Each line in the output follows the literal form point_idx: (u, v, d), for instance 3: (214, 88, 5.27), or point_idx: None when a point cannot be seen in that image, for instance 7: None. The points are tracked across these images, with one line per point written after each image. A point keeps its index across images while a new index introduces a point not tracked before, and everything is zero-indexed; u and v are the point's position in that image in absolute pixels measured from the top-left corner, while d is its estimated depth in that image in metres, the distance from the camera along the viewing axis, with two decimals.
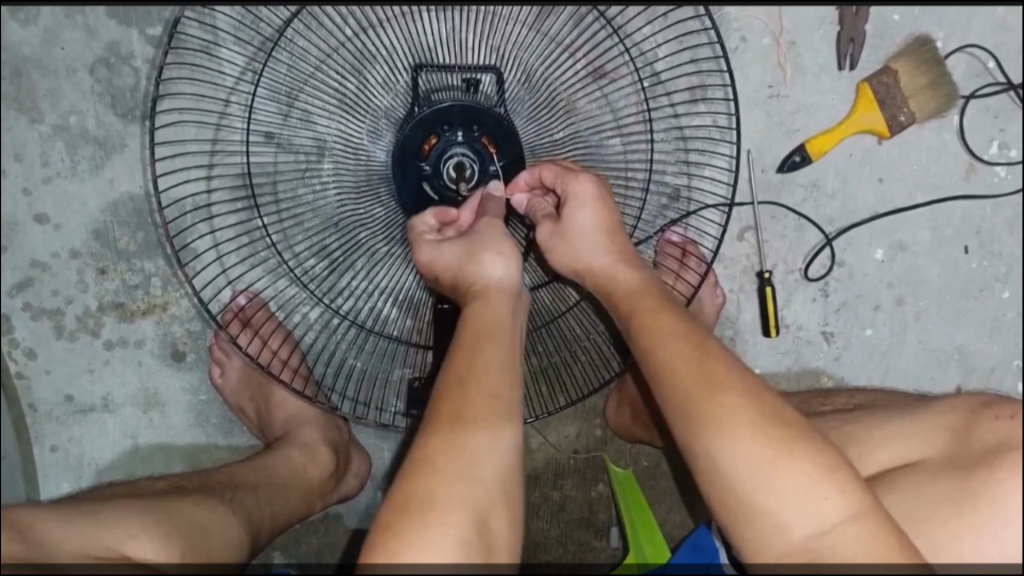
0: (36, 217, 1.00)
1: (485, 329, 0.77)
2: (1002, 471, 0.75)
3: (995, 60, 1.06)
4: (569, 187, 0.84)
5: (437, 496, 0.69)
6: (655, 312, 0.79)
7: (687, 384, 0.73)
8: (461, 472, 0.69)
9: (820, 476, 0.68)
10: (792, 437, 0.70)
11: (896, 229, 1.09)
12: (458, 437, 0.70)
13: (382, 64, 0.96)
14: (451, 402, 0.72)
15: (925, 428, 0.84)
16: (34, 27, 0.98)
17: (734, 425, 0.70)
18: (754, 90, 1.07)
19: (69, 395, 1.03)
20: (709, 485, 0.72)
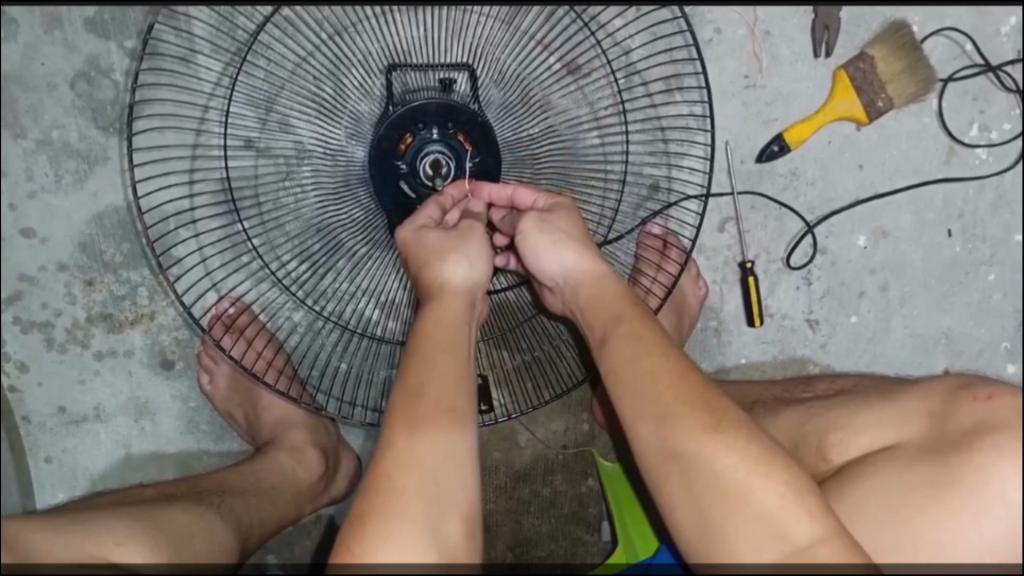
0: (22, 231, 1.02)
1: (440, 344, 0.77)
2: (981, 454, 0.76)
3: (972, 42, 1.06)
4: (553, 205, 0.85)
5: (403, 496, 0.70)
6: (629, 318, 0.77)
7: (669, 399, 0.72)
8: (421, 488, 0.70)
9: (792, 502, 0.69)
10: (771, 467, 0.70)
11: (878, 214, 1.09)
12: (420, 441, 0.72)
13: (356, 67, 0.97)
14: (405, 421, 0.72)
15: (905, 414, 0.84)
16: (13, 44, 0.99)
17: (722, 440, 0.70)
18: (730, 82, 1.07)
19: (62, 406, 1.05)
20: (680, 498, 0.71)
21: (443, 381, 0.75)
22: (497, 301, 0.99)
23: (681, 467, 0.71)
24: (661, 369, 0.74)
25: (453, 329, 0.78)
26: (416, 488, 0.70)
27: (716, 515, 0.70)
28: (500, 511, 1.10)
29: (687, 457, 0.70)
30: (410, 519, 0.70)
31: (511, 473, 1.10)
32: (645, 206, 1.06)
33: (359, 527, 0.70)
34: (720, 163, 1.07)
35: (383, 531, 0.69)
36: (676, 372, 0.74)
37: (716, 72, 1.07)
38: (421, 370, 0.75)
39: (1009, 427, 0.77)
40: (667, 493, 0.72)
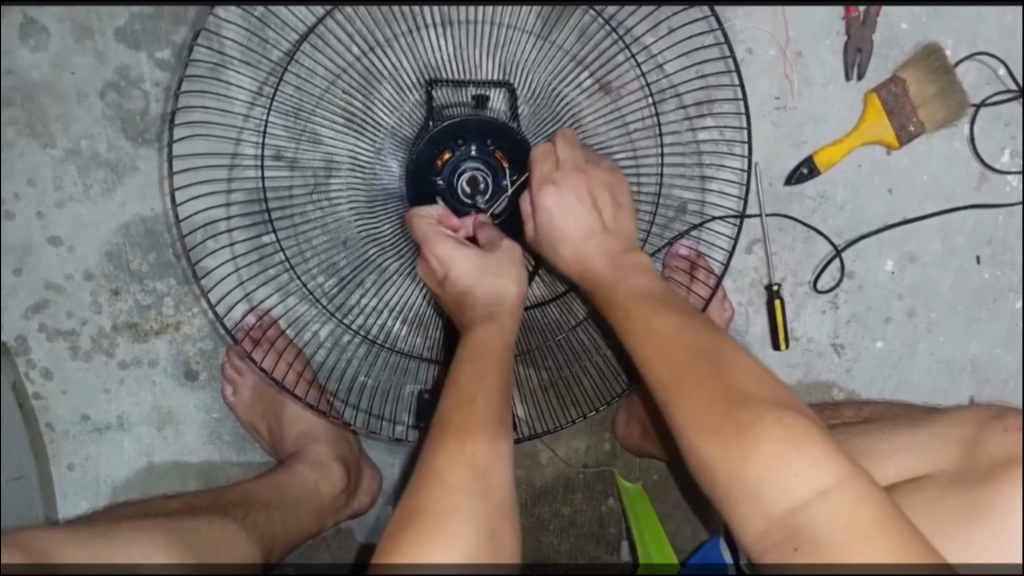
0: (50, 239, 1.02)
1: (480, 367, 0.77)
2: (1010, 487, 0.74)
3: (1005, 67, 1.05)
4: (541, 194, 0.85)
5: (451, 494, 0.69)
6: (642, 307, 0.80)
7: (679, 366, 0.75)
8: (470, 489, 0.69)
9: (800, 441, 0.68)
10: (784, 424, 0.69)
11: (906, 239, 1.08)
12: (469, 443, 0.71)
13: (391, 81, 0.96)
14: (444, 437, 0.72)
15: (928, 444, 0.84)
16: (46, 53, 1.00)
17: (765, 432, 0.69)
18: (761, 102, 1.06)
19: (85, 415, 1.05)
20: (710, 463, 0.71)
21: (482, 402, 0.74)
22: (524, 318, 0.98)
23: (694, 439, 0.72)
24: (672, 339, 0.76)
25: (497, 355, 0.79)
26: (465, 486, 0.69)
27: (725, 466, 0.70)
28: (519, 529, 1.10)
29: (696, 424, 0.72)
30: (459, 518, 0.68)
31: (531, 491, 1.10)
32: (678, 221, 1.04)
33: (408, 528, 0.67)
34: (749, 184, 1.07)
35: (433, 531, 0.67)
36: (688, 336, 0.76)
37: (747, 93, 1.06)
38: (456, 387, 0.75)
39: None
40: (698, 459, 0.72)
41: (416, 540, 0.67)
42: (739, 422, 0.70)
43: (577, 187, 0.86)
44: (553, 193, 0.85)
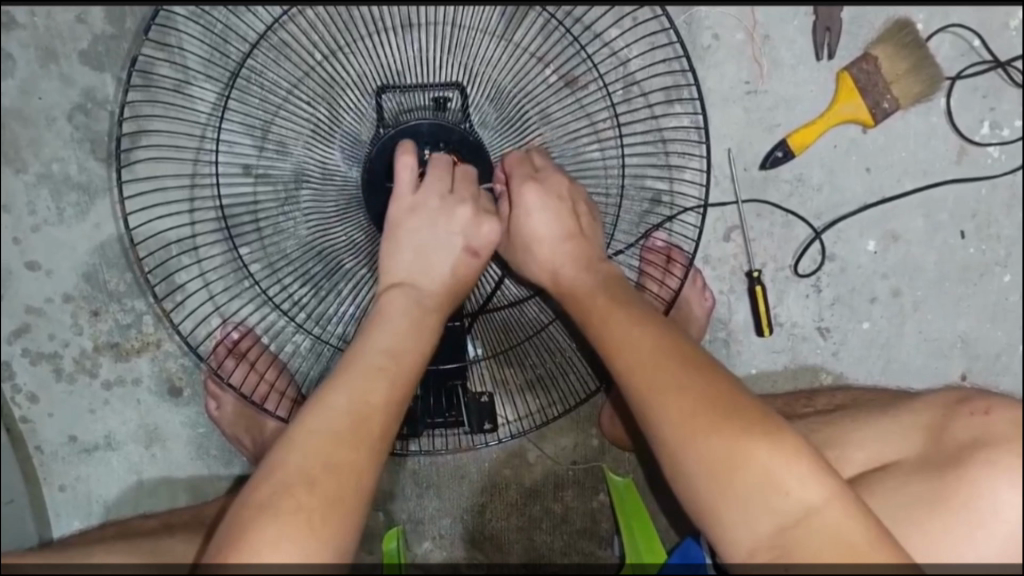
0: (28, 264, 1.03)
1: (398, 364, 0.79)
2: (972, 471, 0.75)
3: (980, 38, 1.03)
4: (519, 192, 0.86)
5: (338, 409, 0.76)
6: (616, 315, 0.81)
7: (656, 373, 0.76)
8: (352, 406, 0.76)
9: (788, 461, 0.71)
10: (771, 446, 0.72)
11: (887, 218, 1.07)
12: (369, 382, 0.77)
13: (348, 88, 0.96)
14: (342, 429, 0.74)
15: (897, 428, 0.82)
16: (11, 79, 1.00)
17: (745, 446, 0.72)
18: (730, 88, 1.05)
19: (72, 435, 1.06)
20: (694, 472, 0.73)
21: (388, 406, 0.77)
22: (502, 317, 0.97)
23: (676, 465, 0.74)
24: (647, 347, 0.77)
25: (414, 356, 0.81)
26: (350, 404, 0.76)
27: (711, 486, 0.72)
28: (511, 528, 1.10)
29: (676, 437, 0.74)
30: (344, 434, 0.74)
31: (521, 490, 1.10)
32: (648, 218, 1.05)
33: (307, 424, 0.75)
34: (723, 171, 1.06)
35: (319, 430, 0.75)
36: (663, 348, 0.77)
37: (717, 78, 1.05)
38: (364, 384, 0.77)
39: (999, 441, 0.75)
40: (681, 468, 0.74)
41: (304, 434, 0.74)
42: (722, 437, 0.72)
43: (552, 191, 0.87)
44: (530, 190, 0.85)
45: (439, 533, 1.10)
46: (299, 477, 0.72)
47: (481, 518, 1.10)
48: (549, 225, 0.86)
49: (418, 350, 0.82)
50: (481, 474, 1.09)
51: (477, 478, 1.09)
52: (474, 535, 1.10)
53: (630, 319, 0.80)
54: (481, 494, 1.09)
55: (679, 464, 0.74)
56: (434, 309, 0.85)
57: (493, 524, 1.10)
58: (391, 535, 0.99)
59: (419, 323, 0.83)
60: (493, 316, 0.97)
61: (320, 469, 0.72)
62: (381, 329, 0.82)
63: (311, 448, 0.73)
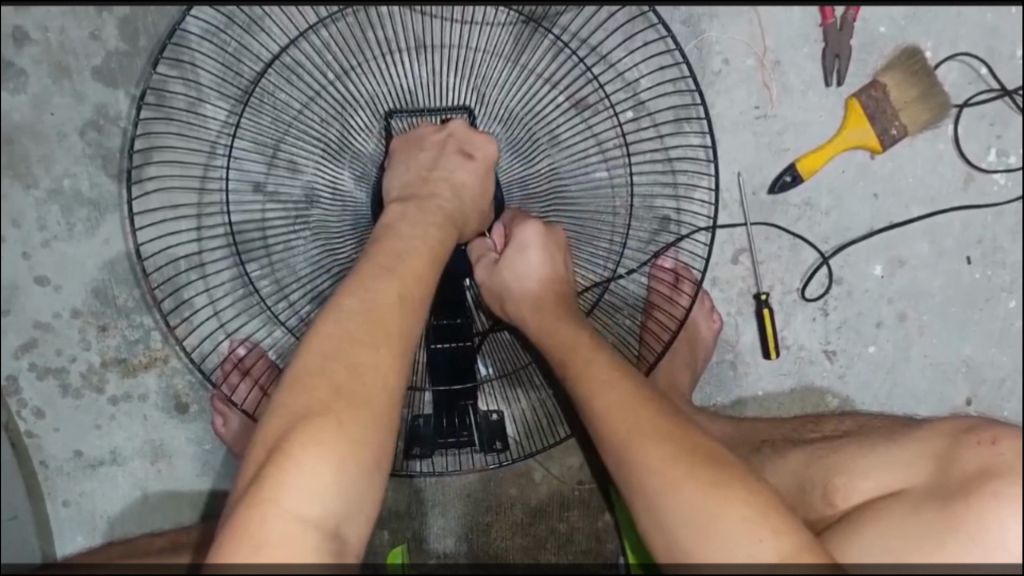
0: (37, 278, 1.03)
1: (409, 262, 0.76)
2: (984, 501, 0.74)
3: (987, 66, 1.04)
4: (515, 229, 0.88)
5: (352, 317, 0.71)
6: (595, 355, 0.80)
7: (643, 416, 0.75)
8: (370, 316, 0.72)
9: (761, 517, 0.68)
10: (737, 498, 0.69)
11: (895, 243, 1.07)
12: (384, 288, 0.73)
13: (358, 107, 0.96)
14: (360, 333, 0.71)
15: (906, 458, 0.82)
16: (24, 95, 1.00)
17: (723, 494, 0.69)
18: (740, 113, 1.05)
19: (78, 451, 1.05)
20: (672, 503, 0.70)
21: (401, 298, 0.74)
22: (510, 337, 0.98)
23: (656, 503, 0.71)
24: (626, 396, 0.76)
25: (428, 263, 0.77)
26: (368, 312, 0.72)
27: (686, 517, 0.69)
28: (515, 548, 1.10)
29: (654, 473, 0.71)
30: (363, 335, 0.71)
31: (526, 509, 1.09)
32: (658, 237, 1.06)
33: (326, 343, 0.70)
34: (731, 195, 1.06)
35: (344, 342, 0.70)
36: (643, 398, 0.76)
37: (726, 103, 1.05)
38: (374, 277, 0.74)
39: (1011, 471, 0.75)
40: (656, 507, 0.71)
41: (326, 351, 0.70)
42: (705, 477, 0.70)
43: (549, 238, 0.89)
44: (530, 228, 0.87)
45: (442, 552, 1.09)
46: (317, 373, 0.69)
47: (485, 537, 1.09)
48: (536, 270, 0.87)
49: (433, 259, 0.78)
50: (486, 493, 1.09)
51: (482, 496, 1.09)
52: (479, 554, 1.10)
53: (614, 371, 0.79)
54: (486, 513, 1.09)
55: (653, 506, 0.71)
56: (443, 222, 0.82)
57: (496, 544, 1.09)
58: (394, 554, 0.98)
59: (427, 215, 0.81)
60: (503, 335, 0.98)
61: (352, 385, 0.68)
62: (393, 224, 0.80)
63: (330, 350, 0.70)
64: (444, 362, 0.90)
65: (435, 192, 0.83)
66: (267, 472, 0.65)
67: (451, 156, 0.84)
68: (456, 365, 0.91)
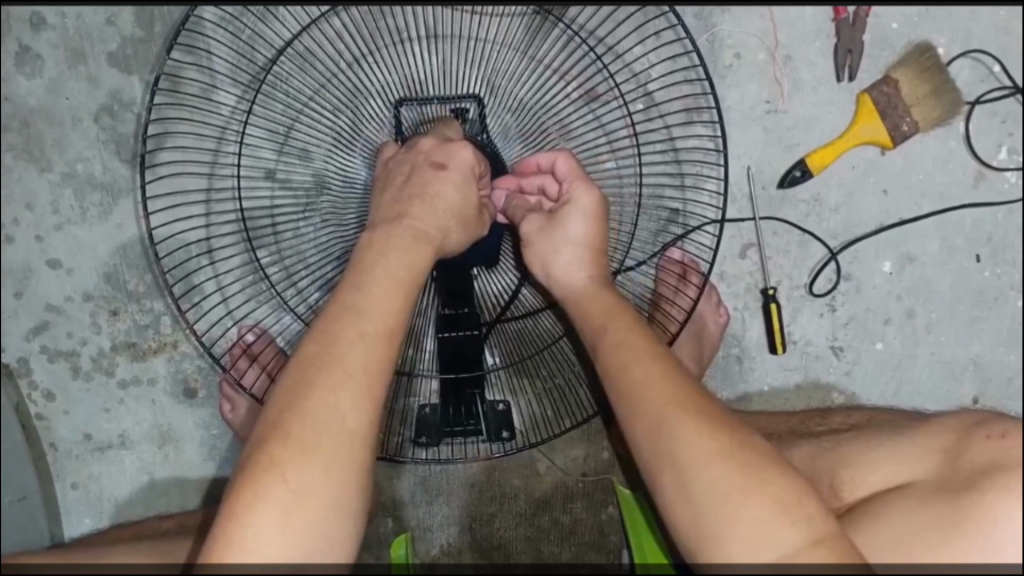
0: (49, 262, 1.04)
1: (378, 300, 0.75)
2: (992, 493, 0.73)
3: (1000, 63, 1.04)
4: (573, 193, 0.85)
5: (329, 353, 0.72)
6: (624, 321, 0.78)
7: (646, 365, 0.74)
8: (344, 349, 0.72)
9: (751, 477, 0.68)
10: (725, 454, 0.69)
11: (904, 240, 1.07)
12: (360, 323, 0.74)
13: (369, 96, 0.97)
14: (331, 372, 0.71)
15: (915, 452, 0.82)
16: (40, 79, 1.01)
17: (709, 457, 0.69)
18: (750, 107, 1.05)
19: (87, 434, 1.06)
20: (655, 455, 0.71)
21: (370, 341, 0.73)
22: (516, 328, 0.99)
23: (674, 473, 0.69)
24: (631, 343, 0.76)
25: (403, 297, 0.76)
26: (344, 345, 0.72)
27: (673, 464, 0.69)
28: (519, 538, 1.10)
29: (652, 412, 0.72)
30: (338, 372, 0.71)
31: (530, 500, 1.10)
32: (666, 231, 1.06)
33: (300, 380, 0.71)
34: (740, 189, 1.06)
35: (316, 380, 0.70)
36: (645, 347, 0.76)
37: (737, 98, 1.05)
38: (346, 317, 0.74)
39: (1013, 465, 0.74)
40: (646, 459, 0.72)
41: (301, 392, 0.70)
42: (695, 432, 0.70)
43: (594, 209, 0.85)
44: (589, 194, 0.85)
45: (446, 542, 1.10)
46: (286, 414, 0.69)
47: (489, 527, 1.10)
48: (580, 237, 0.84)
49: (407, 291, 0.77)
50: (490, 482, 1.09)
51: (486, 486, 1.09)
52: (482, 544, 1.10)
53: (622, 322, 0.78)
54: (490, 503, 1.10)
55: (642, 453, 0.72)
56: (416, 247, 0.80)
57: (500, 534, 1.10)
58: (399, 542, 0.98)
59: (397, 245, 0.79)
60: (509, 325, 0.98)
61: (323, 426, 0.69)
62: (367, 258, 0.78)
63: (292, 399, 0.70)
64: (451, 350, 0.90)
65: (408, 212, 0.81)
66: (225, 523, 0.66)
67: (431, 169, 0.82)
68: (462, 352, 0.91)
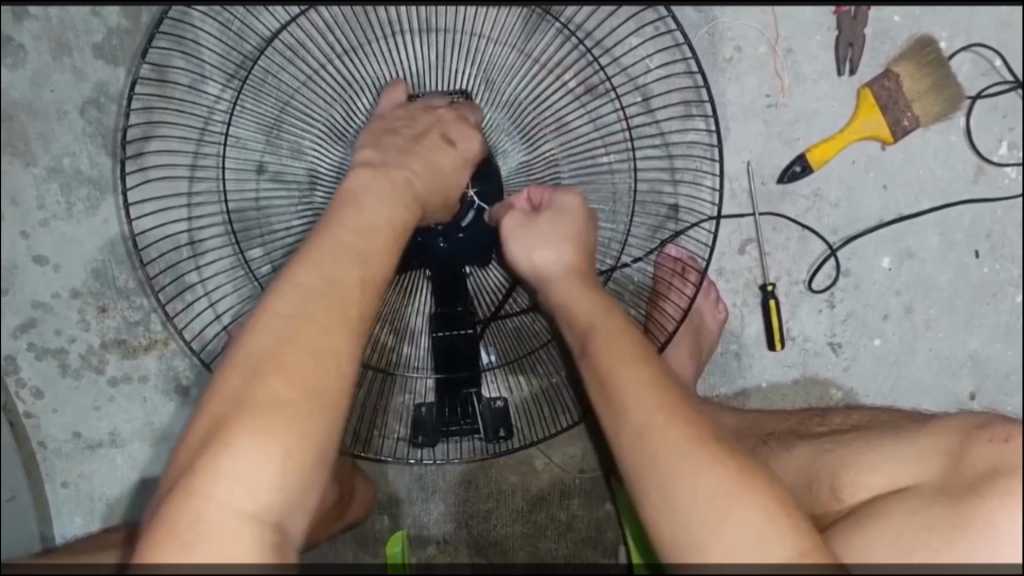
0: (36, 258, 1.01)
1: (367, 244, 0.72)
2: (991, 498, 0.72)
3: (1001, 58, 1.03)
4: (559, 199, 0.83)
5: (312, 284, 0.68)
6: (612, 334, 0.75)
7: (631, 378, 0.71)
8: (333, 280, 0.68)
9: (751, 490, 0.64)
10: (723, 467, 0.65)
11: (904, 235, 1.06)
12: (353, 257, 0.70)
13: (360, 91, 0.95)
14: (318, 305, 0.67)
15: (918, 454, 0.82)
16: (23, 71, 0.98)
17: (702, 464, 0.65)
18: (751, 101, 1.04)
19: (76, 432, 1.04)
20: (650, 474, 0.66)
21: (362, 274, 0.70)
22: (513, 325, 0.97)
23: (666, 491, 0.65)
24: (621, 358, 0.73)
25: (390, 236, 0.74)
26: (332, 275, 0.68)
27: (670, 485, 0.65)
28: (516, 535, 1.09)
29: (644, 430, 0.68)
30: (329, 305, 0.67)
31: (527, 497, 1.09)
32: (663, 227, 1.05)
33: (288, 309, 0.67)
34: (740, 184, 1.05)
35: (309, 313, 0.67)
36: (635, 360, 0.72)
37: (737, 91, 1.04)
38: (326, 259, 0.69)
39: (1015, 468, 0.73)
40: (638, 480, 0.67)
41: (290, 321, 0.66)
42: (686, 446, 0.66)
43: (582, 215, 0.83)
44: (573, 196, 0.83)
45: (442, 538, 1.09)
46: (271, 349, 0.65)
47: (487, 524, 1.09)
48: (569, 248, 0.81)
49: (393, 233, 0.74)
50: (487, 478, 1.09)
51: (483, 482, 1.09)
52: (478, 541, 1.09)
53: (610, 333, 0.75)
54: (486, 500, 1.09)
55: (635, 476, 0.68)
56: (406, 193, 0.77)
57: (498, 531, 1.09)
58: (394, 539, 0.98)
59: (388, 191, 0.75)
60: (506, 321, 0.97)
61: (313, 360, 0.65)
62: (352, 194, 0.75)
63: (276, 336, 0.65)
64: (446, 348, 0.89)
65: (409, 164, 0.79)
66: (201, 465, 0.61)
67: (439, 143, 0.81)
68: (459, 351, 0.90)
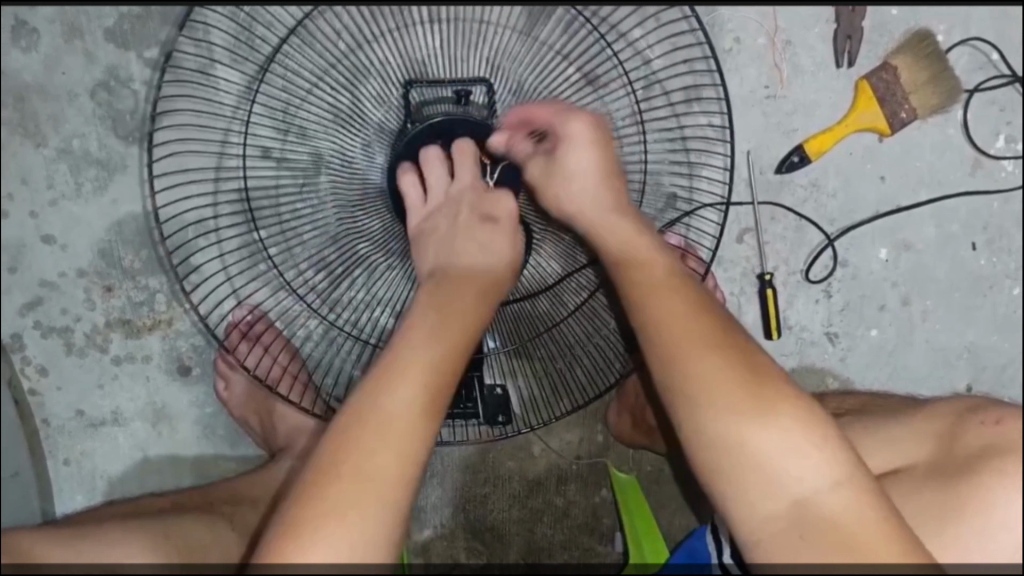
0: (43, 238, 1.03)
1: (449, 338, 0.77)
2: (988, 477, 0.74)
3: (998, 51, 1.04)
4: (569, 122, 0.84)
5: (405, 371, 0.74)
6: (650, 265, 0.79)
7: (676, 310, 0.75)
8: (424, 372, 0.74)
9: (792, 421, 0.71)
10: (764, 402, 0.71)
11: (901, 226, 1.07)
12: (437, 351, 0.76)
13: (367, 75, 0.95)
14: (416, 399, 0.73)
15: (909, 435, 0.83)
16: (36, 54, 1.00)
17: (752, 405, 0.71)
18: (750, 91, 1.05)
19: (79, 411, 1.06)
20: (697, 400, 0.72)
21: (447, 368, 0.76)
22: (514, 310, 0.96)
23: (706, 413, 0.71)
24: (663, 286, 0.77)
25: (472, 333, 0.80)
26: (420, 368, 0.74)
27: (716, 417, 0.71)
28: (513, 521, 1.10)
29: (686, 351, 0.73)
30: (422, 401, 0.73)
31: (524, 483, 1.10)
32: (667, 214, 1.05)
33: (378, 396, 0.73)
34: (740, 173, 1.06)
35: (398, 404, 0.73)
36: (677, 290, 0.77)
37: (736, 82, 1.05)
38: (415, 351, 0.76)
39: (1015, 449, 0.74)
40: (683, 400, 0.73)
41: (381, 404, 0.72)
42: (737, 389, 0.71)
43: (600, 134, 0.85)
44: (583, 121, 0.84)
45: (439, 523, 1.10)
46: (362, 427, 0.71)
47: (484, 509, 1.10)
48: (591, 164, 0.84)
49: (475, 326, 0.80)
50: (485, 463, 1.09)
51: (481, 467, 1.09)
52: (475, 526, 1.10)
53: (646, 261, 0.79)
54: (484, 485, 1.10)
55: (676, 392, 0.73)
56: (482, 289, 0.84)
57: (495, 516, 1.10)
58: None
59: (467, 289, 0.83)
60: (507, 307, 0.95)
61: (400, 449, 0.71)
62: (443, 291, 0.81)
63: (367, 423, 0.71)
64: None
65: (478, 257, 0.85)
66: (289, 535, 0.68)
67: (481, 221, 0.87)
68: None
